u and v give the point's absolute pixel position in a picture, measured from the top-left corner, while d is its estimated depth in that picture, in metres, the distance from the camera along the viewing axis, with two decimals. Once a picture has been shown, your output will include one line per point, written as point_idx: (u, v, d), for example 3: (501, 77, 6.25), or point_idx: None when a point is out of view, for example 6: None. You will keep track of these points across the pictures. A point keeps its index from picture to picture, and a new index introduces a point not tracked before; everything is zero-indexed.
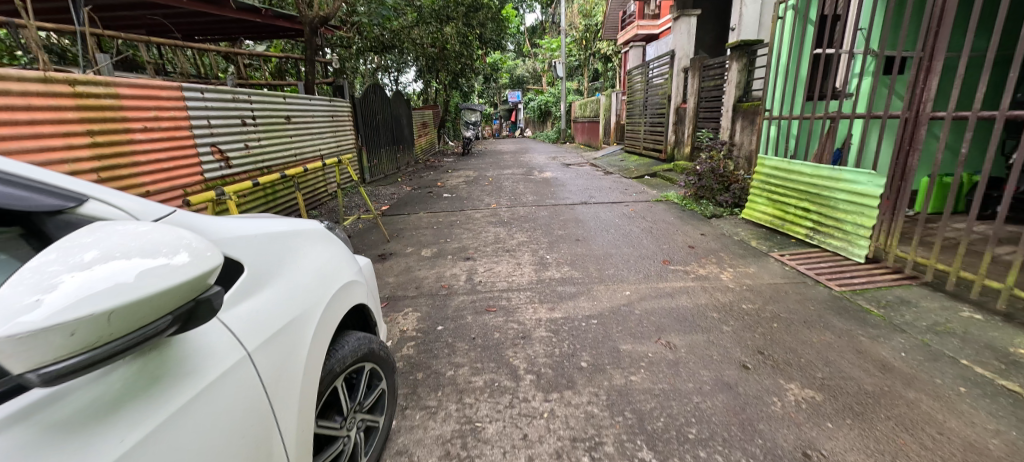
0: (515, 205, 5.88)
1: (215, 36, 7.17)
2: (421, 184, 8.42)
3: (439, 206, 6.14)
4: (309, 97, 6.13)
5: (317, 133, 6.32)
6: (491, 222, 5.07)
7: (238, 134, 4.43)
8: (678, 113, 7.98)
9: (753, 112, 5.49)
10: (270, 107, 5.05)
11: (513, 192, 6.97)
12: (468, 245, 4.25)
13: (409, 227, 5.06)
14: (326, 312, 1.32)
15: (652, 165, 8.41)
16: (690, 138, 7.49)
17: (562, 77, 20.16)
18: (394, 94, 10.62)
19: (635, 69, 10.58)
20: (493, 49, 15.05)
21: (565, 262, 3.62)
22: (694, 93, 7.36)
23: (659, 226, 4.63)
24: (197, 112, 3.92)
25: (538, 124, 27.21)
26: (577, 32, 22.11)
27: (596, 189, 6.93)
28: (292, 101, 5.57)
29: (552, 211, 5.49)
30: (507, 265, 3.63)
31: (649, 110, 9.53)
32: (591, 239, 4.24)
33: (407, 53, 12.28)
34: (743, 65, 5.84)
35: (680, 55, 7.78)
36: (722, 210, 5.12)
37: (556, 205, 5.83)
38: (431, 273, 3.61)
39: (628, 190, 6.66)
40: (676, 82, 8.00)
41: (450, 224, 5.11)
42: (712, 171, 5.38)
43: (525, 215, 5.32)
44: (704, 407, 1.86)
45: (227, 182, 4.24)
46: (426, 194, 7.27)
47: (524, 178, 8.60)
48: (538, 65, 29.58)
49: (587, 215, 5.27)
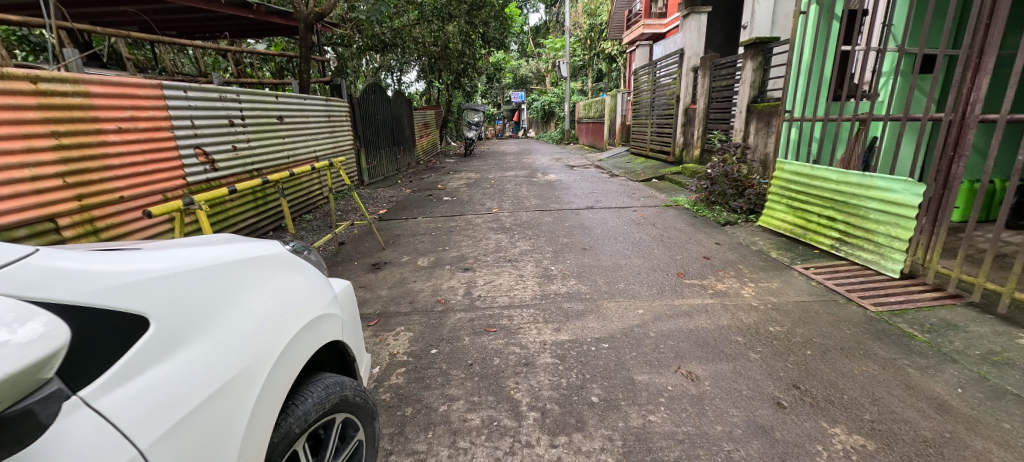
0: (517, 210, 5.62)
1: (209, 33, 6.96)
2: (421, 186, 8.17)
3: (439, 210, 5.89)
4: (304, 96, 5.88)
5: (312, 134, 6.07)
6: (492, 228, 4.81)
7: (225, 135, 4.18)
8: (688, 114, 7.69)
9: (769, 113, 5.21)
10: (260, 107, 4.81)
11: (516, 196, 6.71)
12: (467, 254, 4.00)
13: (406, 233, 4.80)
14: (286, 361, 1.08)
15: (660, 168, 8.12)
16: (699, 140, 7.20)
17: (566, 77, 19.87)
18: (395, 94, 10.37)
19: (642, 68, 10.30)
20: (496, 48, 14.79)
21: (571, 275, 3.35)
22: (704, 93, 7.07)
23: (670, 233, 4.36)
24: (179, 112, 3.67)
25: (542, 125, 26.94)
26: (582, 32, 21.82)
27: (603, 192, 6.66)
28: (284, 100, 5.33)
29: (557, 216, 5.23)
30: (509, 277, 3.37)
31: (656, 111, 9.24)
32: (598, 248, 3.97)
33: (408, 52, 12.04)
34: (757, 63, 5.54)
35: (689, 54, 7.50)
36: (735, 216, 4.84)
37: (561, 210, 5.57)
38: (426, 285, 3.34)
39: (636, 194, 6.38)
40: (685, 81, 7.72)
41: (450, 230, 4.85)
42: (725, 174, 5.10)
43: (528, 221, 5.06)
44: (736, 458, 1.59)
45: (213, 186, 3.99)
46: (425, 196, 7.02)
47: (527, 180, 8.34)
48: (542, 65, 29.32)
49: (593, 221, 5.00)
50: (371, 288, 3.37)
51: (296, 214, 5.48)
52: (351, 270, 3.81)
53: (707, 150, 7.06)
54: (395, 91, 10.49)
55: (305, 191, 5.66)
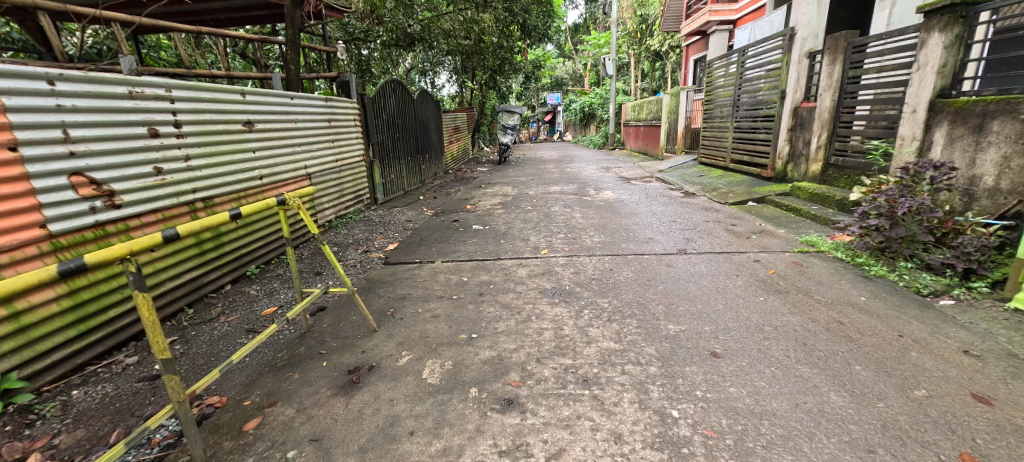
0: (576, 254, 3.92)
1: (202, 17, 5.72)
2: (446, 206, 6.60)
3: (465, 249, 4.27)
4: (291, 94, 4.41)
5: (307, 146, 4.63)
6: (544, 292, 3.13)
7: (140, 151, 2.72)
8: (800, 115, 5.77)
9: (988, 114, 3.28)
10: (216, 110, 3.36)
11: (569, 226, 4.99)
12: (508, 357, 2.33)
13: (415, 297, 3.19)
14: None
15: (755, 186, 6.21)
16: (822, 151, 5.30)
17: (612, 74, 17.89)
18: (420, 93, 8.90)
19: (720, 59, 8.36)
20: (537, 42, 13.15)
21: (726, 448, 1.62)
22: (831, 86, 5.12)
23: (853, 321, 2.55)
24: (37, 116, 2.20)
25: (581, 127, 25.13)
26: (630, 25, 19.63)
27: (689, 223, 4.87)
28: (260, 101, 3.89)
29: (640, 268, 3.51)
30: (593, 443, 1.68)
31: (743, 111, 7.31)
32: (742, 354, 2.23)
33: (437, 47, 10.59)
34: (953, 37, 3.61)
35: (804, 33, 5.62)
36: (943, 282, 2.96)
37: (640, 255, 3.82)
38: (431, 453, 1.70)
39: (741, 228, 4.55)
40: (797, 71, 5.79)
41: (480, 292, 3.20)
42: (915, 210, 3.22)
43: (597, 277, 3.35)
44: None
45: (108, 232, 2.52)
46: (450, 223, 5.43)
47: (579, 199, 6.63)
48: (582, 64, 27.28)
49: (700, 277, 3.26)
50: (329, 450, 1.76)
51: (271, 255, 4.00)
52: (311, 384, 2.22)
53: (835, 164, 5.14)
54: (420, 90, 9.02)
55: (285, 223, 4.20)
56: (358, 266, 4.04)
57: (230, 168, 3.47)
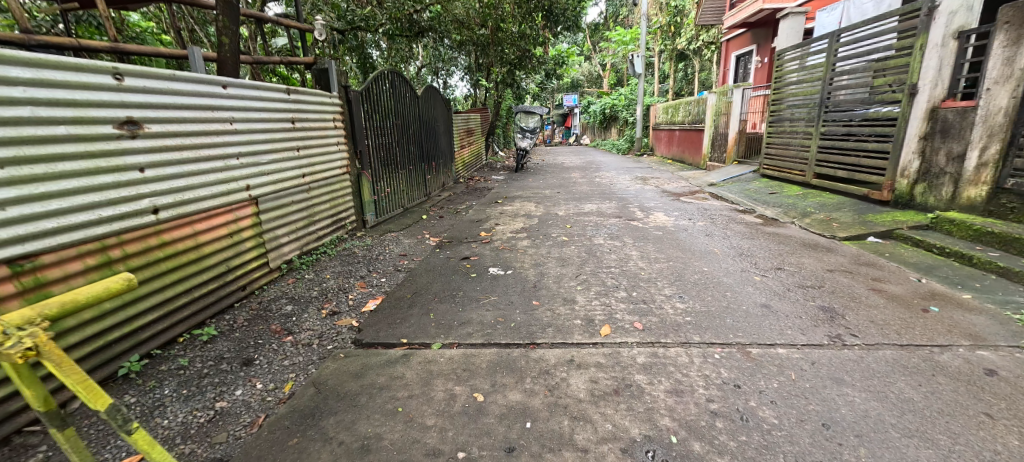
0: (659, 339, 2.40)
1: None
2: (454, 231, 5.13)
3: (479, 318, 2.77)
4: (226, 81, 2.93)
5: (252, 157, 3.15)
6: (633, 449, 1.63)
7: None
8: (942, 118, 4.21)
9: None
10: (43, 99, 1.88)
11: (627, 273, 3.48)
12: None
13: (388, 449, 1.71)
14: None
15: (869, 213, 4.63)
16: (987, 170, 3.78)
17: (640, 73, 16.30)
18: (428, 90, 7.47)
19: (796, 49, 6.74)
20: (562, 36, 11.69)
21: None
22: (1007, 76, 3.59)
23: None
24: None
25: (601, 131, 23.60)
26: (659, 19, 17.98)
27: (807, 274, 3.35)
28: (158, 89, 2.41)
29: (790, 384, 1.99)
30: None
31: (835, 113, 5.71)
32: None
33: (450, 38, 9.20)
34: None
35: (953, 5, 4.11)
36: None
37: (772, 348, 2.29)
38: None
39: (896, 290, 3.01)
40: (938, 58, 4.25)
41: (510, 440, 1.71)
42: None
43: (719, 408, 1.84)
44: None
45: None
46: (459, 262, 3.95)
47: (626, 224, 5.11)
48: (603, 63, 25.64)
49: (926, 421, 1.73)
50: None
51: (179, 330, 2.51)
52: None
53: (1013, 190, 3.59)
54: (428, 86, 7.58)
55: (205, 276, 2.71)
56: (314, 347, 2.58)
57: (79, 200, 2.00)
